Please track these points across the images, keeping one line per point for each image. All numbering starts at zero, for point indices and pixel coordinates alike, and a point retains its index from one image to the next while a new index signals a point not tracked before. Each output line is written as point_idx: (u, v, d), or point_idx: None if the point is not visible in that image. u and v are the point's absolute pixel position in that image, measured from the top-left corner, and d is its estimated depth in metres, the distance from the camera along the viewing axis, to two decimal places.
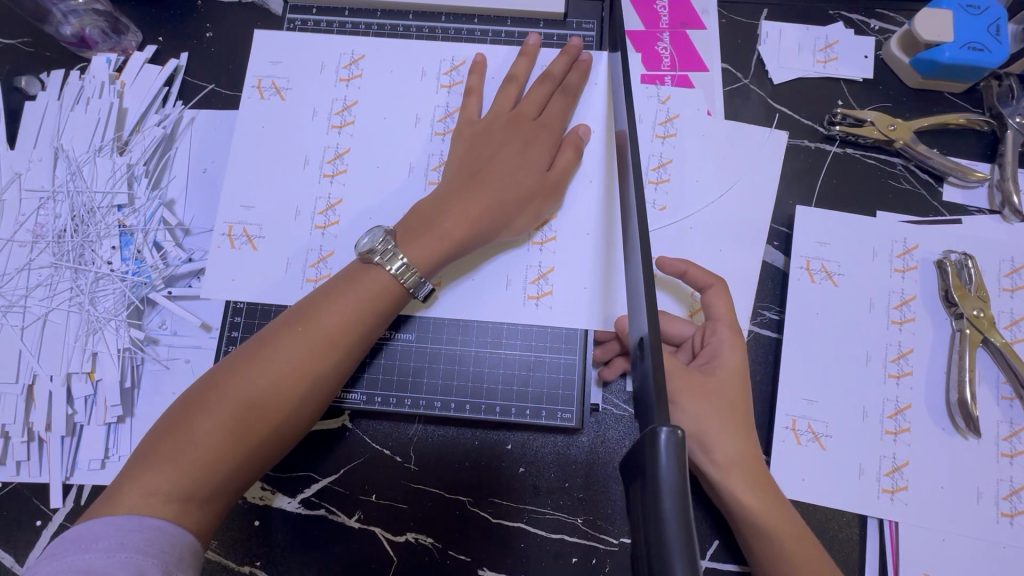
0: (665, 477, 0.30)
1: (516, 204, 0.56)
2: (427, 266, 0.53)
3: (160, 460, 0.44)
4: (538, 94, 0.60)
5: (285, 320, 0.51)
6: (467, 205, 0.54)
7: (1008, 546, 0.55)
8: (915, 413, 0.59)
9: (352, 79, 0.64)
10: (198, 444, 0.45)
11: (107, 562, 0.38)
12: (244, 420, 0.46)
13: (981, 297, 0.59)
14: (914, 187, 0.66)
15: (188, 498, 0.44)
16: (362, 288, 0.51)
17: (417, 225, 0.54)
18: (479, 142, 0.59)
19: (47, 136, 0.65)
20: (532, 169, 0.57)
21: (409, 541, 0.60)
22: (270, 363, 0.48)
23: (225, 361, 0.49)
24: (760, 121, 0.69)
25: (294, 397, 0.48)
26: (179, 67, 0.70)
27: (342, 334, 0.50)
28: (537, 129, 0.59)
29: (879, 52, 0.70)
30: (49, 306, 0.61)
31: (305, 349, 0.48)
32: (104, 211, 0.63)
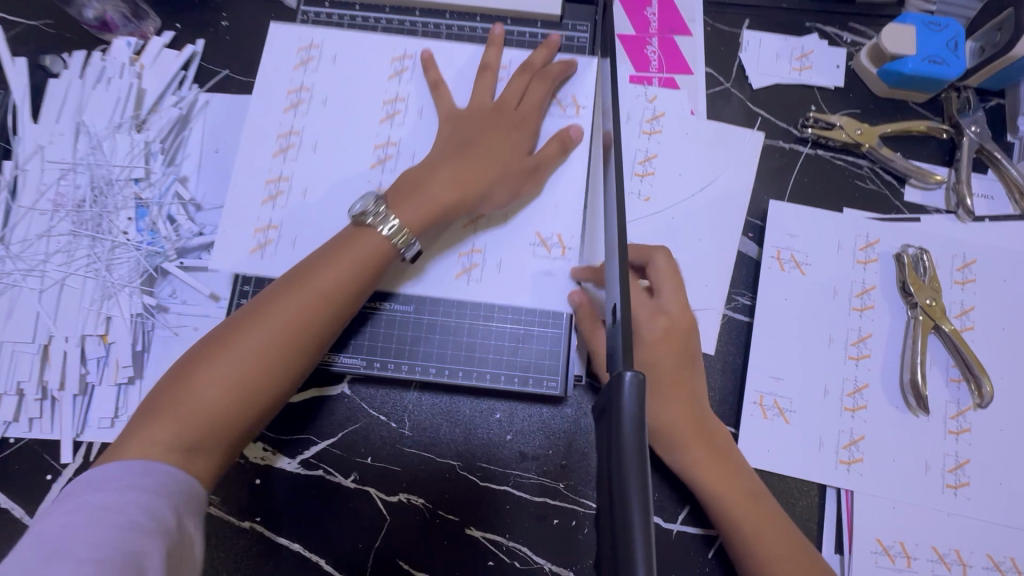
0: (628, 417, 0.33)
1: (495, 179, 0.60)
2: (416, 225, 0.57)
3: (167, 411, 0.48)
4: (517, 86, 0.65)
5: (282, 281, 0.54)
6: (443, 180, 0.58)
7: (952, 514, 0.60)
8: (872, 393, 0.64)
9: (399, 72, 0.69)
10: (200, 397, 0.48)
11: (122, 500, 0.43)
12: (245, 377, 0.50)
13: (934, 287, 0.65)
14: (878, 187, 0.72)
15: (201, 441, 0.48)
16: (359, 251, 0.55)
17: (406, 190, 0.58)
18: (462, 125, 0.63)
19: (69, 113, 0.69)
20: (509, 150, 0.61)
21: (402, 501, 0.63)
22: (268, 320, 0.51)
23: (227, 321, 0.52)
24: (740, 122, 0.74)
25: (290, 352, 0.51)
26: (195, 52, 0.74)
27: (334, 292, 0.54)
28: (517, 118, 0.63)
29: (850, 62, 0.76)
30: (67, 271, 0.64)
31: (299, 306, 0.52)
32: (121, 183, 0.67)
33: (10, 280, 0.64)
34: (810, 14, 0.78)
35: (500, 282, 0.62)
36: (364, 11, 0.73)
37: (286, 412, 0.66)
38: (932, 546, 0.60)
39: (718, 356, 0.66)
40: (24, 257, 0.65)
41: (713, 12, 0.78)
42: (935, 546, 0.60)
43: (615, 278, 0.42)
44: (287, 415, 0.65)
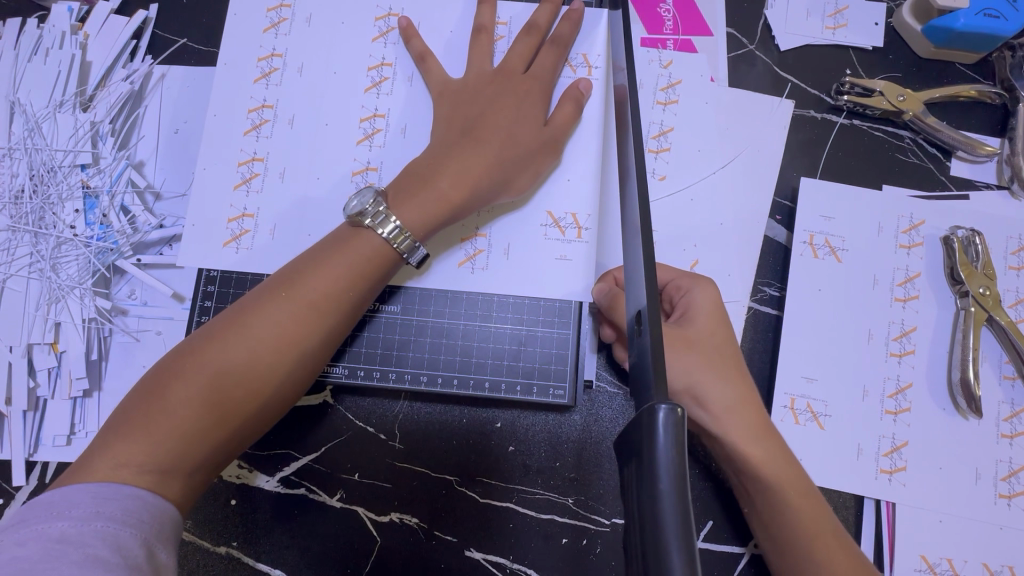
0: (662, 455, 0.26)
1: (512, 162, 0.52)
2: (421, 228, 0.50)
3: (131, 430, 0.41)
4: (524, 48, 0.57)
5: (267, 287, 0.47)
6: (460, 166, 0.51)
7: (1005, 527, 0.54)
8: (916, 393, 0.57)
9: (386, 33, 0.60)
10: (173, 417, 0.41)
11: (82, 531, 0.35)
12: (226, 390, 0.43)
13: (988, 274, 0.58)
14: (921, 161, 0.64)
15: (172, 468, 0.41)
16: (356, 253, 0.48)
17: (410, 186, 0.51)
18: (466, 100, 0.55)
19: (3, 89, 0.60)
20: (526, 123, 0.53)
21: (394, 521, 0.57)
22: (253, 331, 0.44)
23: (208, 328, 0.46)
24: (767, 89, 0.66)
25: (277, 368, 0.45)
26: (148, 20, 0.65)
27: (330, 299, 0.47)
28: (525, 82, 0.55)
29: (890, 19, 0.67)
30: (8, 272, 0.57)
31: (290, 314, 0.45)
32: (66, 170, 0.59)
33: None
34: None
35: (511, 274, 0.55)
36: None
37: None
38: (983, 563, 0.54)
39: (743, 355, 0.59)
40: None
41: None
42: (986, 563, 0.54)
43: (640, 282, 0.35)
44: None
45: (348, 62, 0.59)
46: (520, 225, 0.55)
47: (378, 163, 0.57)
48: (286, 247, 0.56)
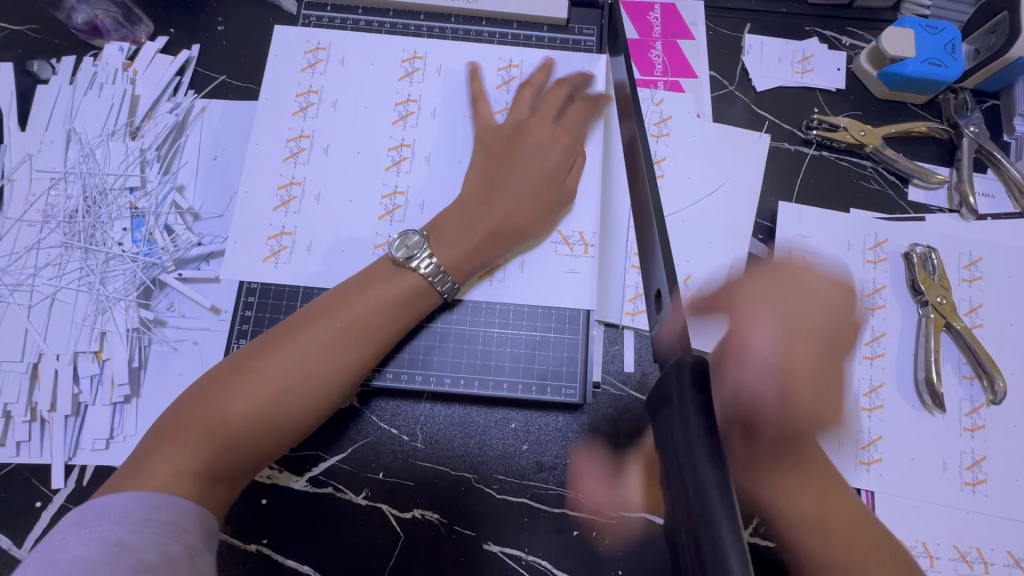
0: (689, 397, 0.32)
1: (535, 215, 0.60)
2: (456, 269, 0.56)
3: (187, 436, 0.45)
4: (554, 99, 0.65)
5: (313, 310, 0.53)
6: (494, 215, 0.58)
7: (972, 512, 0.60)
8: (887, 391, 0.64)
9: (412, 74, 0.67)
10: (226, 426, 0.46)
11: (135, 538, 0.38)
12: (274, 405, 0.47)
13: (944, 285, 0.65)
14: (882, 187, 0.72)
15: (226, 470, 0.45)
16: (398, 286, 0.54)
17: (448, 231, 0.57)
18: (495, 152, 0.62)
19: (60, 119, 0.66)
20: (551, 174, 0.61)
21: (416, 517, 0.61)
22: (301, 349, 0.49)
23: (257, 344, 0.50)
24: (746, 124, 0.74)
25: (321, 384, 0.50)
26: (191, 58, 0.72)
27: (371, 327, 0.52)
28: (559, 132, 0.63)
29: (850, 65, 0.77)
30: (58, 285, 0.61)
31: (336, 338, 0.51)
32: (115, 193, 0.64)
33: None
34: (808, 19, 0.78)
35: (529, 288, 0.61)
36: (367, 15, 0.71)
37: None
38: (953, 545, 0.60)
39: None
40: (10, 271, 0.61)
41: (715, 16, 0.78)
42: (956, 545, 0.60)
43: (661, 266, 0.39)
44: None
45: (378, 98, 0.66)
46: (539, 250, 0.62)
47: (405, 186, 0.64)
48: (322, 262, 0.61)
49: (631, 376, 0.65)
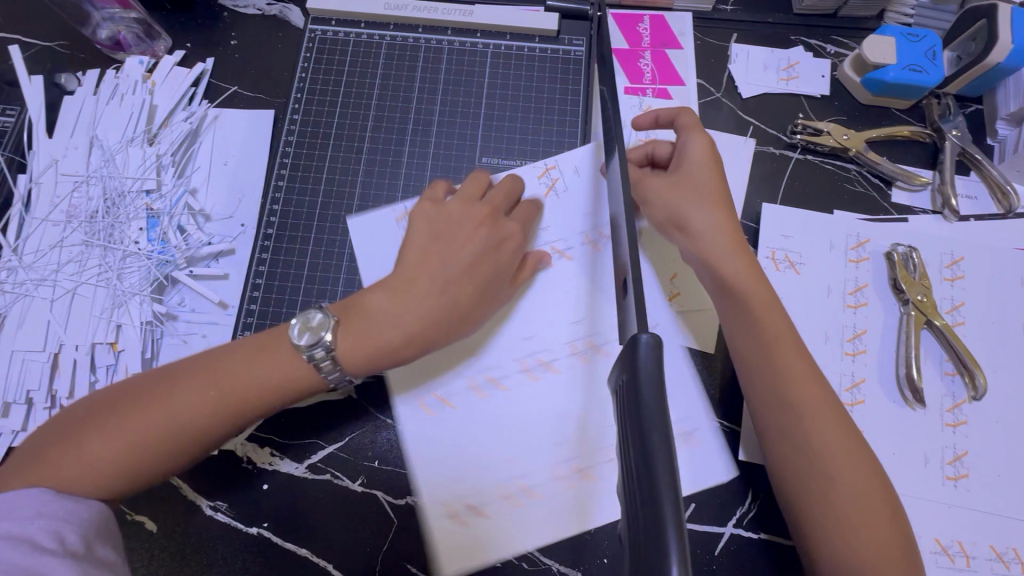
0: (644, 366, 0.34)
1: (464, 309, 0.58)
2: (355, 362, 0.55)
3: (47, 462, 0.48)
4: (475, 186, 0.63)
5: (201, 362, 0.53)
6: (411, 311, 0.56)
7: (952, 505, 0.61)
8: (869, 387, 0.65)
9: None
10: (82, 461, 0.48)
11: None
12: (130, 453, 0.49)
13: (924, 284, 0.67)
14: (866, 189, 0.74)
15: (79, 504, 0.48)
16: (282, 359, 0.53)
17: (356, 322, 0.56)
18: (430, 236, 0.60)
19: (84, 127, 0.71)
20: (491, 286, 0.60)
21: (410, 504, 0.64)
22: (171, 406, 0.50)
23: (145, 379, 0.53)
24: (733, 129, 0.77)
25: (172, 446, 0.50)
26: (205, 70, 0.76)
27: (246, 395, 0.52)
28: (495, 237, 0.61)
29: (835, 72, 0.79)
30: (78, 281, 0.66)
31: (203, 399, 0.51)
32: (133, 196, 0.69)
33: (21, 290, 0.65)
34: (793, 27, 0.81)
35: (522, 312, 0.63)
36: (368, 28, 0.76)
37: (294, 419, 0.66)
38: (934, 539, 0.60)
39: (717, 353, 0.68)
40: (35, 267, 0.66)
41: (702, 26, 0.81)
42: (938, 538, 0.60)
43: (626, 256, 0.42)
44: (294, 420, 0.66)
45: None
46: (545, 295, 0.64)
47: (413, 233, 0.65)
48: None
49: None
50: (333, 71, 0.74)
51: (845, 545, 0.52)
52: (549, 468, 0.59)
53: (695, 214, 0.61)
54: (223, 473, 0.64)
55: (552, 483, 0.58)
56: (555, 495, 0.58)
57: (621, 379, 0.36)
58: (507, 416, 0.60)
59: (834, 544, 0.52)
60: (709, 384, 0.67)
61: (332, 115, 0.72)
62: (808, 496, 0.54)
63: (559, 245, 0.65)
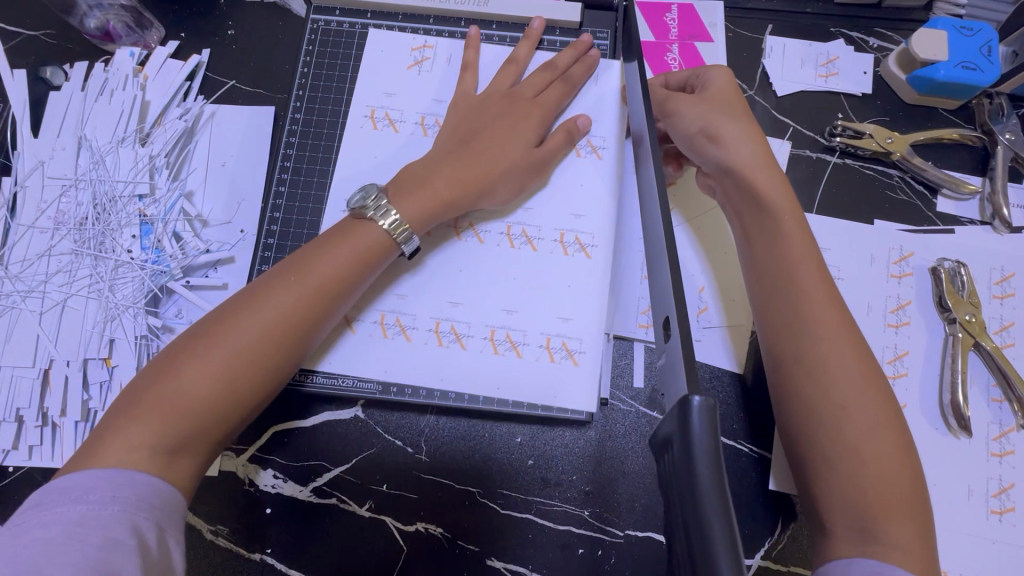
0: (698, 442, 0.29)
1: (498, 173, 0.59)
2: (417, 219, 0.55)
3: (145, 413, 0.44)
4: (538, 79, 0.64)
5: (271, 275, 0.51)
6: (455, 166, 0.58)
7: (997, 542, 0.58)
8: (910, 413, 0.61)
9: (421, 63, 0.67)
10: (183, 396, 0.45)
11: None
12: (232, 370, 0.46)
13: (973, 302, 0.62)
14: (909, 198, 0.69)
15: (183, 446, 0.45)
16: (356, 242, 0.53)
17: (408, 183, 0.56)
18: (472, 114, 0.62)
19: (71, 126, 0.67)
20: (520, 142, 0.60)
21: (420, 531, 0.60)
22: (258, 317, 0.48)
23: (215, 312, 0.49)
24: (767, 131, 0.72)
25: (273, 354, 0.48)
26: (201, 63, 0.71)
27: (331, 283, 0.51)
28: (531, 107, 0.62)
29: (878, 69, 0.73)
30: (69, 292, 0.62)
31: (293, 297, 0.49)
32: (125, 200, 0.64)
33: (8, 301, 0.62)
34: (834, 19, 0.75)
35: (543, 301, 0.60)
36: (376, 19, 0.70)
37: (298, 439, 0.63)
38: None
39: (747, 374, 0.64)
40: (23, 277, 0.62)
41: (735, 17, 0.75)
42: None
43: (669, 294, 0.38)
44: (300, 440, 0.63)
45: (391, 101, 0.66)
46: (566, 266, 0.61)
47: (396, 110, 0.66)
48: None
49: (641, 392, 0.64)
50: (337, 65, 0.68)
51: (850, 475, 0.47)
52: (541, 334, 0.59)
53: (729, 126, 0.58)
54: (225, 496, 0.61)
55: (539, 350, 0.59)
56: (537, 361, 0.59)
57: (669, 449, 0.32)
58: (516, 304, 0.60)
59: (840, 477, 0.47)
60: (738, 407, 0.63)
61: (336, 114, 0.67)
62: (818, 419, 0.48)
63: (596, 141, 0.65)
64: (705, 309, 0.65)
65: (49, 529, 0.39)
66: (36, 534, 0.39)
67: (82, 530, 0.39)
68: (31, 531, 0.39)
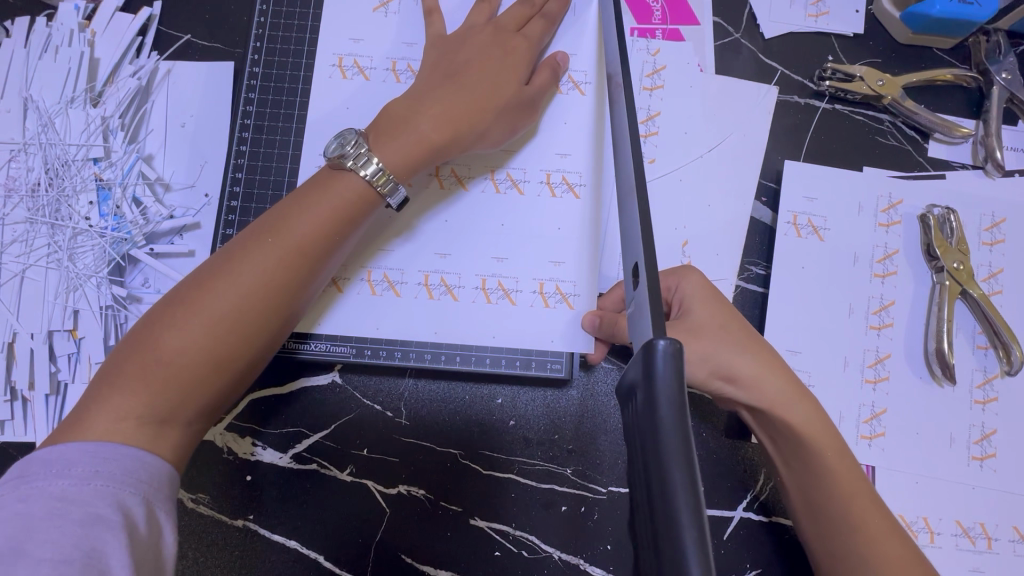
0: (665, 389, 0.29)
1: (489, 112, 0.55)
2: (401, 169, 0.52)
3: (129, 383, 0.42)
4: (517, 14, 0.60)
5: (248, 236, 0.48)
6: (440, 105, 0.53)
7: (976, 487, 0.58)
8: (894, 363, 0.60)
9: (387, 4, 0.63)
10: (168, 364, 0.43)
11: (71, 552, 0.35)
12: (216, 335, 0.44)
13: (961, 250, 0.61)
14: (900, 143, 0.66)
15: (173, 416, 0.43)
16: (336, 198, 0.50)
17: (390, 127, 0.52)
18: (452, 52, 0.57)
19: (16, 86, 0.63)
20: (508, 80, 0.56)
21: (402, 493, 0.60)
22: (238, 278, 0.46)
23: (192, 276, 0.47)
24: (753, 76, 0.68)
25: (257, 322, 0.46)
26: (152, 16, 0.67)
27: (312, 243, 0.48)
28: (515, 46, 0.58)
29: (870, 7, 0.69)
30: (27, 263, 0.60)
31: (274, 259, 0.47)
32: (79, 164, 0.61)
33: None
34: None
35: (527, 248, 0.59)
36: None
37: (275, 404, 0.62)
38: (955, 521, 0.57)
39: None
40: None
41: None
42: (960, 521, 0.57)
43: (637, 237, 0.36)
44: (276, 405, 0.62)
45: (354, 51, 0.62)
46: (553, 209, 0.59)
47: (365, 56, 0.62)
48: None
49: (622, 349, 0.62)
50: (296, 14, 0.64)
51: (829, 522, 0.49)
52: (535, 280, 0.58)
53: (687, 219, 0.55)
54: (203, 466, 0.60)
55: (534, 295, 0.58)
56: (532, 307, 0.58)
57: (633, 399, 0.31)
58: (503, 249, 0.59)
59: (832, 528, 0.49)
60: None
61: (297, 67, 0.63)
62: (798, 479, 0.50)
63: (578, 76, 0.62)
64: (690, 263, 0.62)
65: (39, 493, 0.37)
66: (24, 493, 0.37)
67: (64, 507, 0.37)
68: (14, 504, 0.37)
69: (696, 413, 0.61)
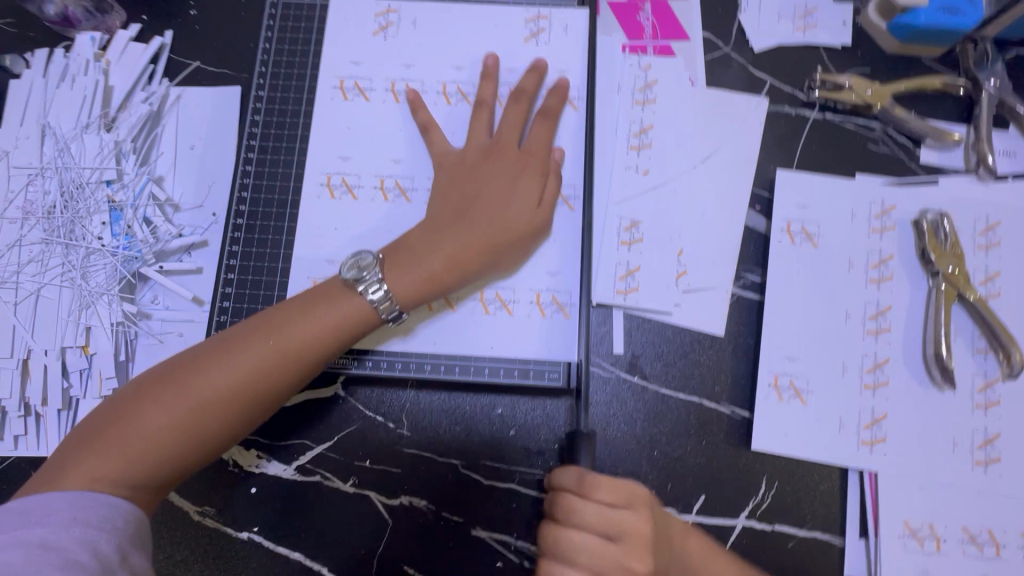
0: None
1: (504, 237, 0.56)
2: (407, 299, 0.54)
3: (103, 448, 0.44)
4: (514, 118, 0.60)
5: (250, 327, 0.51)
6: (451, 244, 0.55)
7: (982, 492, 0.57)
8: (893, 368, 0.60)
9: (385, 28, 0.66)
10: (143, 439, 0.45)
11: None
12: (194, 418, 0.46)
13: (956, 254, 0.61)
14: (891, 150, 0.67)
15: (133, 487, 0.45)
16: (336, 309, 0.52)
17: (402, 257, 0.54)
18: (461, 177, 0.58)
19: (34, 114, 0.66)
20: (517, 203, 0.57)
21: (404, 503, 0.61)
22: (228, 369, 0.48)
23: (190, 352, 0.50)
24: (744, 87, 0.70)
25: (239, 409, 0.48)
26: (164, 45, 0.70)
27: (306, 349, 0.50)
28: (522, 160, 0.59)
29: (857, 18, 0.71)
30: (42, 282, 0.62)
31: (266, 355, 0.49)
32: (92, 187, 0.63)
33: None
34: None
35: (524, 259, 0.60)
36: None
37: (279, 417, 0.63)
38: (962, 527, 0.57)
39: (728, 338, 0.63)
40: None
41: None
42: (966, 526, 0.57)
43: None
44: (279, 418, 0.62)
45: (355, 73, 0.65)
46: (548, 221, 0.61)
47: (364, 79, 0.65)
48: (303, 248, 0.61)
49: (621, 358, 0.63)
50: (298, 40, 0.67)
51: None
52: (531, 291, 0.60)
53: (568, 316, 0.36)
54: (208, 479, 0.61)
55: (531, 306, 0.59)
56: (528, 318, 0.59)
57: None
58: None
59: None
60: (720, 369, 0.62)
61: (300, 90, 0.65)
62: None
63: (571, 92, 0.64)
64: (685, 271, 0.63)
65: None
66: None
67: None
68: None
69: (696, 421, 0.61)
